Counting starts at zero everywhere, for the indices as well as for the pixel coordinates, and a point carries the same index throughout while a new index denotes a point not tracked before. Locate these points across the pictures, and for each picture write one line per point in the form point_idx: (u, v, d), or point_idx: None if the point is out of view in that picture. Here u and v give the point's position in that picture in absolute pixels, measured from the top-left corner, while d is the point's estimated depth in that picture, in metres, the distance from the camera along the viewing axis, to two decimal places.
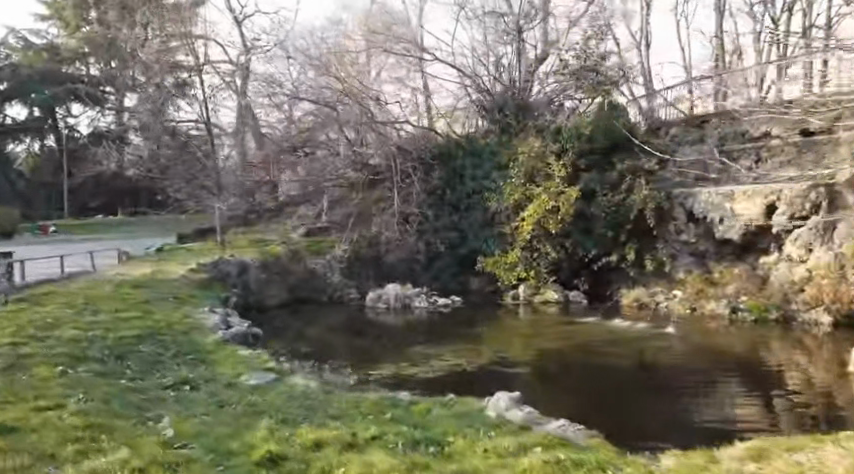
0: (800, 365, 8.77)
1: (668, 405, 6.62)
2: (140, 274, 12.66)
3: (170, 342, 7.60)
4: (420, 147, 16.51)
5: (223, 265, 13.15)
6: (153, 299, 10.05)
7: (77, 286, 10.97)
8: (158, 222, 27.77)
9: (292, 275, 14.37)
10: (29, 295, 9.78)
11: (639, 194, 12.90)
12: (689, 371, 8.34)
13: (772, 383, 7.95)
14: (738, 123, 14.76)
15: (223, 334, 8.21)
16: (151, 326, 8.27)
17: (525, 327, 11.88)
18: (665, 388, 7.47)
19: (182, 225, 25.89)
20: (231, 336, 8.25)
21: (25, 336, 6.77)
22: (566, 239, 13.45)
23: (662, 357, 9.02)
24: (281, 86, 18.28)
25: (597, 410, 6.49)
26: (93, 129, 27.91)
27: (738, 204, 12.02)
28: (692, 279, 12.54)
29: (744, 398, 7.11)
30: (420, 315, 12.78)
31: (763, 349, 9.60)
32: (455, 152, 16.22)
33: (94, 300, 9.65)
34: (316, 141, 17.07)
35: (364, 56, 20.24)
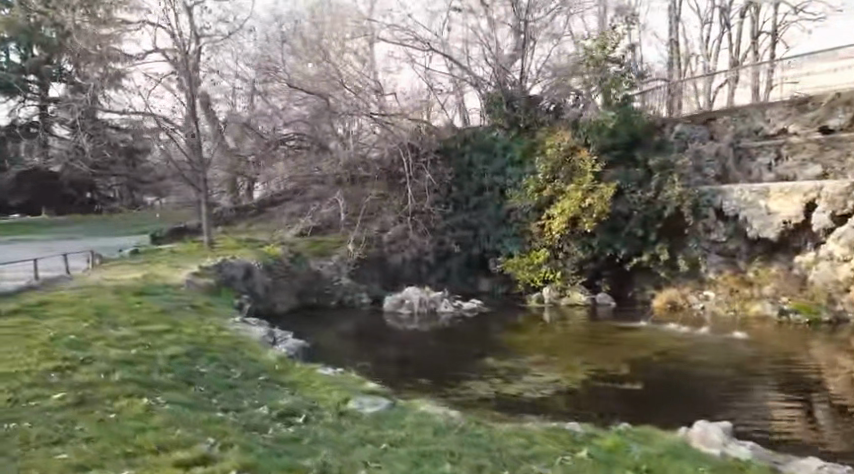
0: (839, 367, 8.40)
1: (719, 406, 6.22)
2: (133, 279, 11.17)
3: (231, 362, 6.44)
4: (430, 142, 15.80)
5: (228, 267, 11.82)
6: (171, 308, 8.76)
7: (68, 293, 9.43)
8: (101, 222, 25.77)
9: (297, 278, 13.17)
10: (18, 303, 8.25)
11: (673, 191, 12.47)
12: (746, 370, 7.94)
13: (821, 385, 7.52)
14: (751, 120, 14.68)
15: (282, 348, 7.04)
16: (193, 343, 7.02)
17: (559, 332, 11.31)
18: (706, 385, 7.10)
19: (135, 226, 24.07)
20: (293, 350, 7.18)
21: (64, 357, 5.48)
22: (592, 238, 12.87)
23: (714, 357, 8.62)
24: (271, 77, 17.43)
25: (648, 406, 6.09)
26: (13, 120, 25.37)
27: (775, 201, 11.74)
28: (726, 280, 12.30)
29: (791, 399, 6.71)
30: (448, 321, 11.91)
31: (806, 350, 9.28)
32: (463, 147, 15.62)
33: (104, 310, 8.23)
34: (314, 136, 16.57)
35: (354, 44, 19.14)
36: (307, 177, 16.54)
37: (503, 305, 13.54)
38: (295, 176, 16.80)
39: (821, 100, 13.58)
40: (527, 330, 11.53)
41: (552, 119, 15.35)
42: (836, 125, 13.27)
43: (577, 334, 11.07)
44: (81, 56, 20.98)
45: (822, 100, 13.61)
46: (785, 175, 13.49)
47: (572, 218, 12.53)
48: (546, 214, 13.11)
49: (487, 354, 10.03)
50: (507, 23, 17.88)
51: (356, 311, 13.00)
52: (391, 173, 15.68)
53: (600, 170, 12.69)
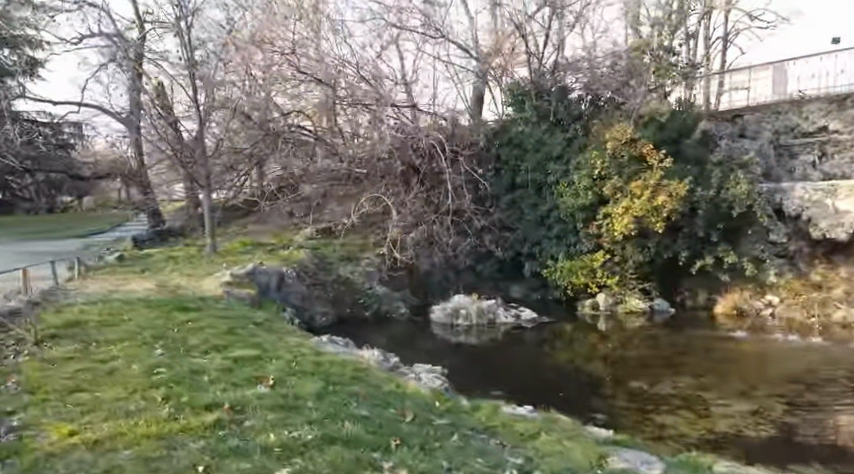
0: None
1: None
2: (149, 293, 9.28)
3: (394, 398, 5.11)
4: (464, 138, 14.62)
5: (262, 275, 10.16)
6: (237, 327, 7.15)
7: (83, 311, 7.54)
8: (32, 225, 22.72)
9: (329, 287, 11.69)
10: (40, 326, 6.41)
11: (737, 188, 11.83)
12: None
13: None
14: (788, 116, 14.86)
15: (434, 377, 5.70)
16: (313, 374, 5.49)
17: (639, 346, 10.50)
18: None
19: (81, 230, 21.39)
20: (434, 374, 5.87)
21: (200, 405, 3.97)
22: (651, 241, 12.23)
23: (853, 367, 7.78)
24: (273, 57, 15.55)
25: None
26: None
27: (845, 199, 11.80)
28: (789, 285, 12.06)
29: None
30: (513, 333, 10.80)
31: None
32: (493, 145, 14.69)
33: (158, 331, 6.53)
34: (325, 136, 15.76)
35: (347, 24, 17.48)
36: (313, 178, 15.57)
37: (557, 312, 12.78)
38: (294, 174, 15.70)
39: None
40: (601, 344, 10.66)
41: (595, 109, 14.43)
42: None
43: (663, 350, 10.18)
44: (11, 31, 17.78)
45: None
46: (834, 173, 13.87)
47: (638, 219, 11.69)
48: (603, 214, 12.23)
49: (586, 373, 9.01)
50: (513, 10, 16.79)
51: (399, 322, 11.64)
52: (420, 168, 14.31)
53: (666, 166, 11.81)
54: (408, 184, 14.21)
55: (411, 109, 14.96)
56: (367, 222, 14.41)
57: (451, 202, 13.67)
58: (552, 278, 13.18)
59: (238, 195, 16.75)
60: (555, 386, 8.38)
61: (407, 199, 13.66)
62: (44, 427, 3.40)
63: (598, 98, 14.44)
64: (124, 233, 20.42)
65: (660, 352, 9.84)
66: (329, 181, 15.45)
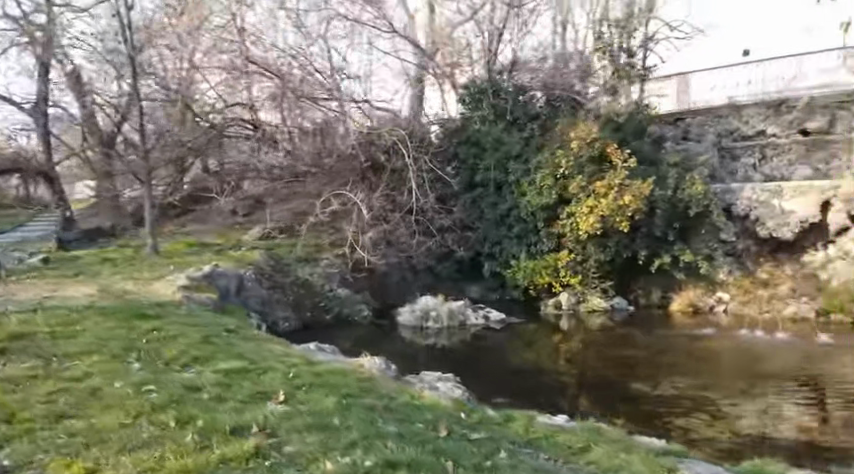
0: None
1: None
2: (92, 299, 8.32)
3: (426, 406, 4.80)
4: (423, 135, 14.36)
5: (219, 278, 9.42)
6: (211, 335, 6.50)
7: (21, 320, 6.57)
8: None
9: (288, 290, 11.08)
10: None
11: (693, 188, 12.27)
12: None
13: None
14: (728, 120, 15.96)
15: (452, 384, 5.42)
16: (326, 385, 5.03)
17: (608, 347, 10.68)
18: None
19: None
20: (451, 383, 5.57)
21: (222, 429, 3.42)
22: (611, 241, 12.52)
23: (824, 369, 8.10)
24: (221, 51, 14.90)
25: None
26: None
27: (790, 199, 12.61)
28: (739, 282, 12.70)
29: None
30: (485, 335, 10.66)
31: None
32: (452, 144, 14.59)
33: (122, 341, 5.79)
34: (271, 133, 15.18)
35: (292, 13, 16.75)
36: (265, 171, 14.72)
37: (521, 313, 12.79)
38: (247, 165, 14.96)
39: (797, 104, 15.32)
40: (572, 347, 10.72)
41: (553, 109, 14.93)
42: (812, 128, 15.05)
43: (634, 350, 10.37)
44: None
45: (796, 104, 15.38)
46: (774, 174, 14.97)
47: (604, 218, 11.90)
48: (567, 213, 12.36)
49: (566, 375, 9.00)
50: (463, 8, 16.74)
51: (362, 326, 11.20)
52: (378, 166, 13.95)
53: (630, 166, 12.08)
54: (365, 183, 13.85)
55: (362, 105, 14.71)
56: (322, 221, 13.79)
57: (414, 201, 13.33)
58: (515, 278, 13.23)
59: (175, 191, 15.95)
60: (542, 387, 8.30)
61: (371, 197, 13.11)
62: (46, 466, 2.78)
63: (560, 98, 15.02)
64: (29, 234, 18.47)
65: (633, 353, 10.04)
66: (281, 177, 14.57)
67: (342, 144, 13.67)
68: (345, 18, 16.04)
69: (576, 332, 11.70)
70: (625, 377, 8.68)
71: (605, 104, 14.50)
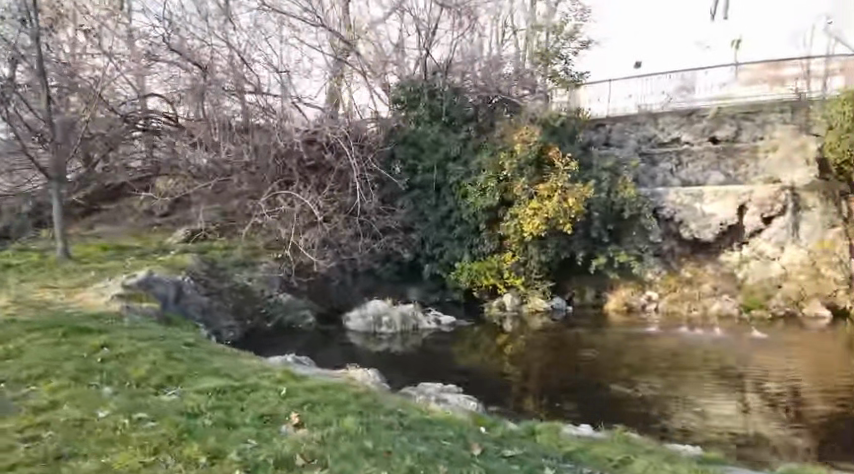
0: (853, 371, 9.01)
1: None
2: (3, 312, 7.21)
3: (444, 419, 4.54)
4: (363, 134, 14.04)
5: (156, 285, 8.58)
6: (173, 349, 5.85)
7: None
8: None
9: (227, 297, 10.37)
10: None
11: (626, 192, 12.86)
12: (818, 382, 8.51)
13: None
14: (644, 127, 16.79)
15: (458, 394, 5.21)
16: (332, 402, 4.64)
17: (557, 347, 10.91)
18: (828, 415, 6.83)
19: None
20: (454, 393, 5.36)
21: (262, 464, 2.97)
22: (551, 242, 12.81)
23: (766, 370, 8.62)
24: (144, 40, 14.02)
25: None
26: None
27: (711, 203, 13.41)
28: (666, 280, 13.44)
29: None
30: (437, 338, 10.52)
31: (804, 354, 9.91)
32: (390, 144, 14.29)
33: (74, 361, 5.04)
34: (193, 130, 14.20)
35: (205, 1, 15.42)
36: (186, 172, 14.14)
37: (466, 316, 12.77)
38: (172, 164, 14.22)
39: (707, 114, 16.38)
40: (523, 349, 10.83)
41: (490, 110, 15.06)
42: (722, 137, 16.14)
43: (582, 351, 10.64)
44: None
45: (706, 114, 16.49)
46: (688, 180, 15.71)
47: (547, 219, 12.18)
48: (510, 215, 12.48)
49: (526, 377, 9.07)
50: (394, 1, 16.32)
51: (306, 333, 10.69)
52: (316, 165, 13.41)
53: (572, 169, 12.44)
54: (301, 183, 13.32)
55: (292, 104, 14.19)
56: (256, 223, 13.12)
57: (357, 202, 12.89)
58: (458, 281, 13.24)
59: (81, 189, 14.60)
60: (508, 389, 8.26)
61: (319, 199, 12.51)
62: None
63: (501, 100, 15.16)
64: None
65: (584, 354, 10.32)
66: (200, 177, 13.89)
67: (278, 141, 13.12)
68: (271, 8, 15.22)
69: (523, 333, 11.83)
70: (584, 376, 8.86)
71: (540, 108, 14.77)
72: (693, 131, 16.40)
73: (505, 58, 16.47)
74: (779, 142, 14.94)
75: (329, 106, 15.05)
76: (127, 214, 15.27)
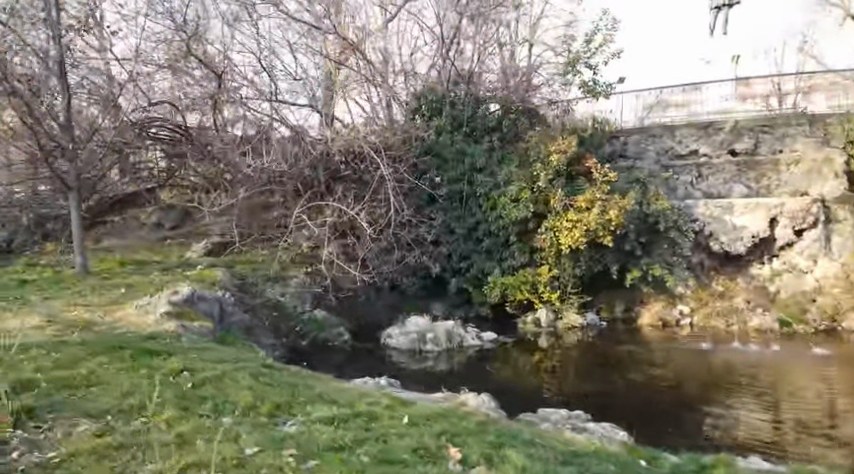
0: None
1: None
2: (41, 335, 6.56)
3: (592, 449, 4.12)
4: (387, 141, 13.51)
5: (200, 302, 8.03)
6: (259, 373, 5.37)
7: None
8: None
9: (262, 314, 9.83)
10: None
11: (660, 204, 12.63)
12: None
13: None
14: (662, 140, 16.79)
15: (588, 421, 4.78)
16: (471, 433, 4.19)
17: (605, 366, 10.58)
18: None
19: None
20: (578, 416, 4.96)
21: None
22: (585, 256, 12.54)
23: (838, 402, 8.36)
24: (160, 44, 13.47)
25: None
26: None
27: (741, 216, 13.33)
28: (698, 294, 13.29)
29: None
30: (482, 357, 10.11)
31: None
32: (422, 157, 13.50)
33: (167, 389, 4.52)
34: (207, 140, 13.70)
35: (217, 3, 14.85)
36: (192, 180, 14.29)
37: (500, 332, 12.35)
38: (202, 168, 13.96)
39: (724, 127, 16.46)
40: (570, 367, 10.49)
41: (512, 118, 14.70)
42: (740, 149, 16.20)
43: (632, 370, 10.32)
44: None
45: (724, 127, 16.52)
46: (712, 191, 15.71)
47: (585, 232, 11.96)
48: (546, 227, 12.16)
49: (588, 399, 8.70)
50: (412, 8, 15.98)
51: (344, 351, 10.16)
52: (342, 176, 12.95)
53: (609, 181, 12.27)
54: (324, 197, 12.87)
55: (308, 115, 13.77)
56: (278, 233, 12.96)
57: (388, 214, 12.45)
58: (490, 296, 12.84)
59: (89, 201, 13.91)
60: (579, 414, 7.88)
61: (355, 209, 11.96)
62: None
63: (522, 109, 14.87)
64: None
65: (637, 376, 9.98)
66: (198, 189, 14.35)
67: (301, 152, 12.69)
68: (286, 15, 14.78)
69: (563, 350, 11.48)
70: (652, 404, 8.52)
71: (566, 120, 14.62)
72: (712, 144, 16.41)
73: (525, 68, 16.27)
74: (802, 154, 14.98)
75: (347, 117, 14.67)
76: (133, 226, 14.63)
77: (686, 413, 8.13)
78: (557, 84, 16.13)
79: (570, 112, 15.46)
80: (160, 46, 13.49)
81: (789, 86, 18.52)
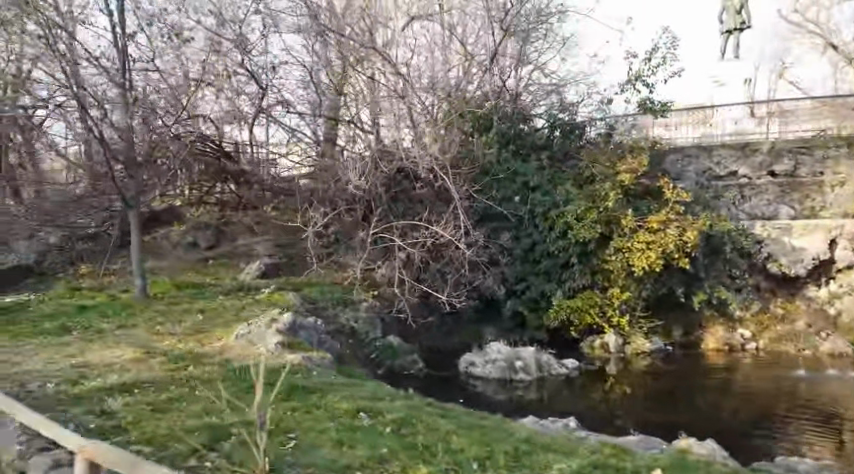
0: None
1: None
2: (154, 370, 5.87)
3: None
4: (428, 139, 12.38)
5: (300, 331, 7.37)
6: (440, 415, 4.83)
7: (140, 415, 4.27)
8: None
9: (341, 341, 9.17)
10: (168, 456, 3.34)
11: (725, 226, 12.46)
12: None
13: None
14: (702, 159, 16.67)
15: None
16: None
17: (692, 392, 10.25)
18: None
19: None
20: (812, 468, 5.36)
21: None
22: (652, 279, 12.25)
23: None
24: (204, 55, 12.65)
25: None
26: None
27: (799, 237, 13.23)
28: (759, 318, 13.16)
29: None
30: (573, 386, 9.71)
31: None
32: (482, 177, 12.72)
33: (376, 436, 3.99)
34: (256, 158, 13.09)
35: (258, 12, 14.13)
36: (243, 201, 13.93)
37: (568, 358, 11.89)
38: (256, 192, 13.76)
39: (764, 148, 16.41)
40: (657, 394, 10.12)
41: (561, 136, 14.61)
42: (780, 171, 16.20)
43: (721, 396, 10.02)
44: None
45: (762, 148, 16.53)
46: (757, 212, 15.80)
47: (659, 254, 11.71)
48: (616, 249, 11.96)
49: (703, 427, 8.36)
50: (449, 22, 15.64)
51: (425, 379, 9.56)
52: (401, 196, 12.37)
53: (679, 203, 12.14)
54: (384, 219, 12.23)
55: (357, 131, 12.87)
56: (339, 257, 12.41)
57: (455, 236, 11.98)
58: (552, 321, 12.38)
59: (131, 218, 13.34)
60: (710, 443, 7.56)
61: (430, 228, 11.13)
62: None
63: (568, 126, 14.56)
64: None
65: (732, 403, 9.67)
66: (227, 205, 14.21)
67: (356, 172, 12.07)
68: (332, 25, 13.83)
69: (639, 376, 11.03)
70: (771, 431, 8.25)
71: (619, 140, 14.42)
72: (753, 163, 16.36)
73: (560, 82, 15.84)
74: (848, 177, 15.34)
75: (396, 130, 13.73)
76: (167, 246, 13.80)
77: (812, 441, 7.82)
78: (593, 103, 15.60)
79: (618, 131, 15.32)
80: (196, 49, 12.44)
81: (762, 109, 18.80)
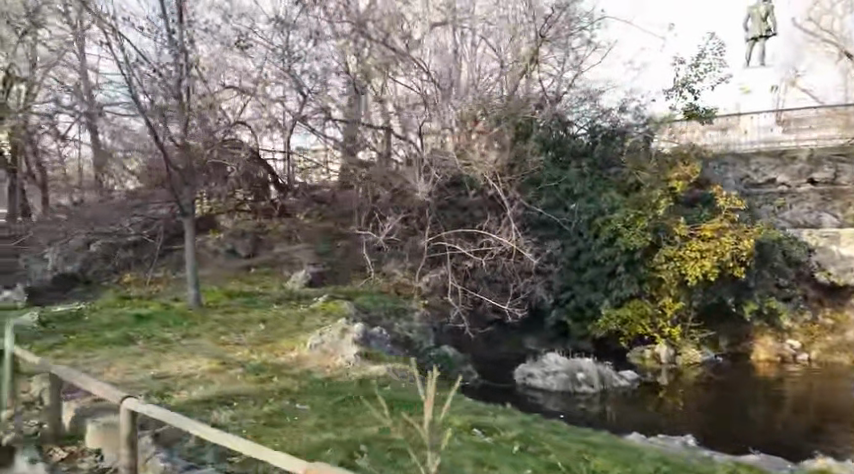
0: None
1: None
2: (240, 381, 5.70)
3: None
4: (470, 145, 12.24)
5: (372, 341, 7.16)
6: (554, 431, 4.67)
7: (258, 432, 4.11)
8: None
9: (401, 352, 8.99)
10: None
11: (776, 235, 12.29)
12: None
13: None
14: (740, 165, 16.46)
15: None
16: None
17: (753, 403, 10.05)
18: None
19: None
20: None
21: None
22: (703, 288, 12.04)
23: None
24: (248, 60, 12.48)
25: None
26: None
27: (848, 246, 13.04)
28: (808, 328, 12.99)
29: None
30: (635, 398, 9.50)
31: None
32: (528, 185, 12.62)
33: (511, 456, 3.81)
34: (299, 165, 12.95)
35: None
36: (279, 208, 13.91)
37: (619, 368, 11.68)
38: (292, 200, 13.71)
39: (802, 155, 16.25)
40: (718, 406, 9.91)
41: (602, 143, 14.42)
42: (820, 179, 16.04)
43: (783, 408, 9.82)
44: None
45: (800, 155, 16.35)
46: (798, 220, 15.56)
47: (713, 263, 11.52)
48: (668, 258, 11.77)
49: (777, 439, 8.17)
50: None
51: (484, 390, 9.36)
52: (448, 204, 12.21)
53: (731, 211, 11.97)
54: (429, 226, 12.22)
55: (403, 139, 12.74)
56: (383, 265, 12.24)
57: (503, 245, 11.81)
58: (601, 331, 12.17)
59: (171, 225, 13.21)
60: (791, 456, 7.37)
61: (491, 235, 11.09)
62: None
63: (609, 132, 14.45)
64: None
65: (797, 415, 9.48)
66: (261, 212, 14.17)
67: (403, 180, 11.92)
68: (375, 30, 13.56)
69: (694, 388, 10.83)
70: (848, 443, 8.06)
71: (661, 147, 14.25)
72: (792, 171, 16.16)
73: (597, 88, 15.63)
74: None
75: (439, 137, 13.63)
76: (205, 253, 13.66)
77: None
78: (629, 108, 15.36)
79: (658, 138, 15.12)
80: (236, 54, 12.28)
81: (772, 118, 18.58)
